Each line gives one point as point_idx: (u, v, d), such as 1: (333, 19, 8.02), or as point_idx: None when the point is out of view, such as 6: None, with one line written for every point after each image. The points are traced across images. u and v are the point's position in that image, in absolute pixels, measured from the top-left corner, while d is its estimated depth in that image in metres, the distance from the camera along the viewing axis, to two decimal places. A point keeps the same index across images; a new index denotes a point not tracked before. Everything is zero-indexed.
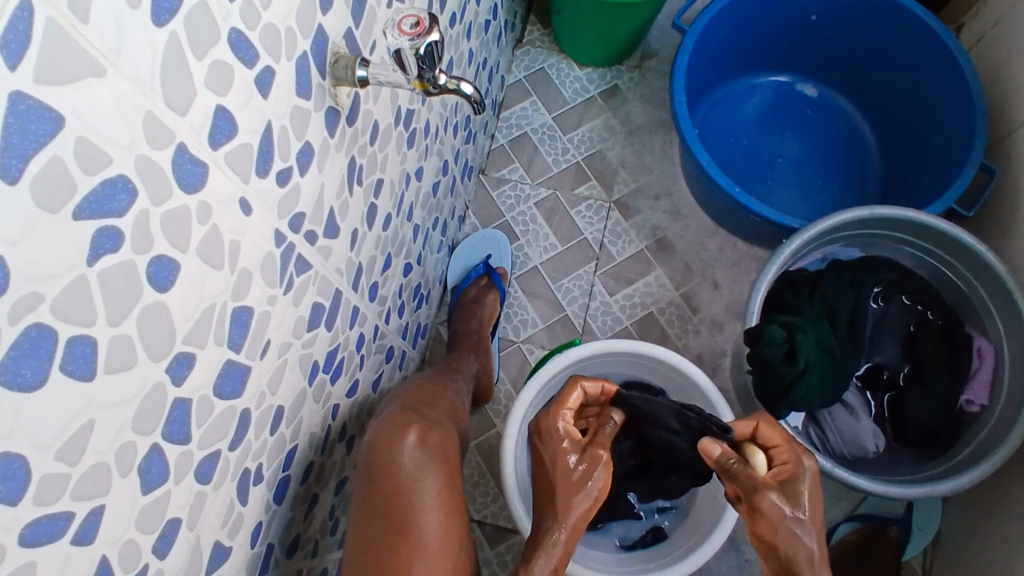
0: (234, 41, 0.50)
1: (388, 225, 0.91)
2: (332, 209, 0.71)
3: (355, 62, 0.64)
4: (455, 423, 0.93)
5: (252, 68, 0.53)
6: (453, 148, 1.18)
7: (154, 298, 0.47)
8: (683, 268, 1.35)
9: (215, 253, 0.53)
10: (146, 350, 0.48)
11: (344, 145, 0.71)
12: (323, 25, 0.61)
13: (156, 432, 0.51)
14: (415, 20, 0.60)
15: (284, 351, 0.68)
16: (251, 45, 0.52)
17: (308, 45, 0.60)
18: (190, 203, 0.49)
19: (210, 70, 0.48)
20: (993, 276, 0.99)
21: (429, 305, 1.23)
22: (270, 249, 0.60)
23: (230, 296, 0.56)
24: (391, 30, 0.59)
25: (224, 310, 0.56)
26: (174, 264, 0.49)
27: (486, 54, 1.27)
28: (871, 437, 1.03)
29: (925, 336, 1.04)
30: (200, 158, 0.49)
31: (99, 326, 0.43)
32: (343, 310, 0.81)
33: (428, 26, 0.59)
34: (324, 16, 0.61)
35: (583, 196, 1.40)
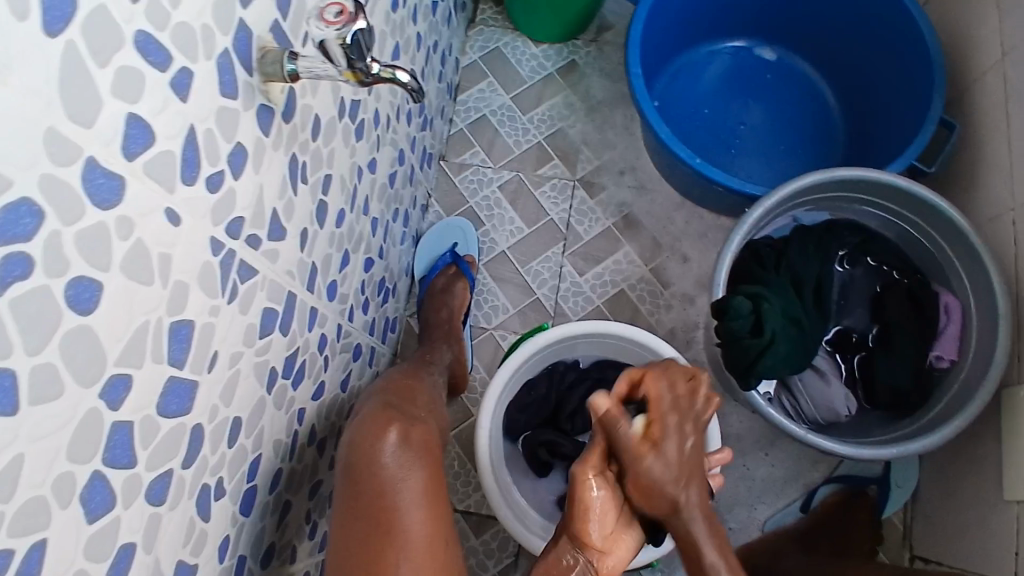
0: (141, 44, 0.47)
1: (342, 222, 0.89)
2: (275, 211, 0.69)
3: (283, 55, 0.61)
4: (438, 416, 0.87)
5: (166, 71, 0.50)
6: (408, 137, 1.15)
7: (77, 322, 0.45)
8: (652, 243, 1.34)
9: (144, 268, 0.51)
10: (73, 376, 0.46)
11: (283, 144, 0.69)
12: (245, 18, 0.58)
13: (95, 458, 0.49)
14: (340, 8, 0.57)
15: (235, 361, 0.66)
16: (163, 47, 0.49)
17: (228, 42, 0.57)
18: (107, 219, 0.46)
19: (118, 77, 0.45)
20: (957, 232, 0.99)
21: (396, 299, 1.21)
22: (206, 258, 0.58)
23: (164, 311, 0.54)
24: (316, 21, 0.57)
25: (159, 327, 0.54)
26: (96, 284, 0.46)
27: (437, 37, 1.24)
28: (842, 401, 1.03)
29: (892, 298, 1.04)
30: (115, 171, 0.47)
31: (17, 357, 0.41)
32: (299, 313, 0.78)
33: (353, 14, 0.57)
34: (245, 9, 0.58)
35: (547, 176, 1.38)
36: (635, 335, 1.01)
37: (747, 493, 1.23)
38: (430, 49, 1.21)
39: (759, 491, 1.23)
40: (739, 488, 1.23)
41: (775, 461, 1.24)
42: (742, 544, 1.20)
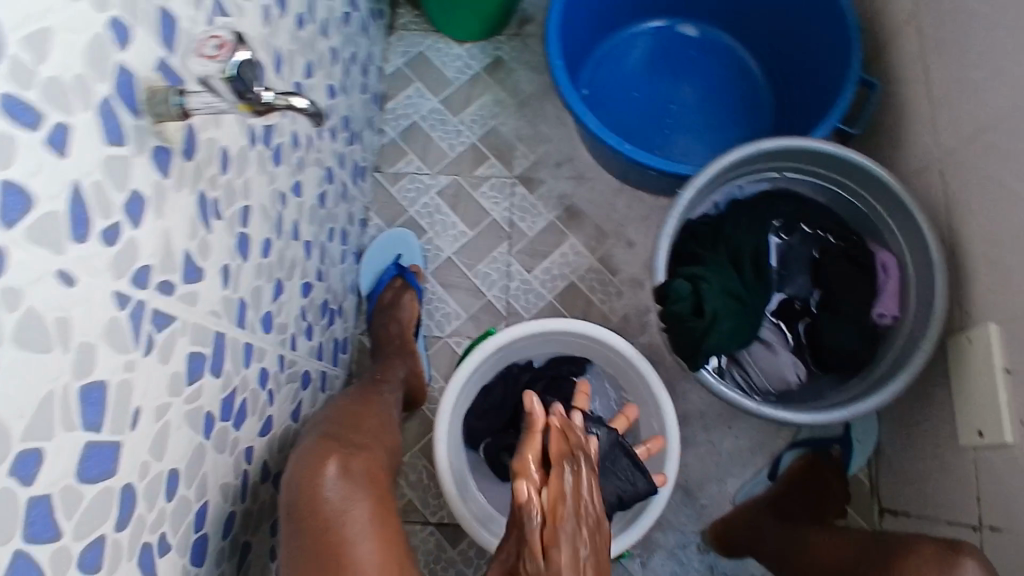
0: (5, 105, 0.44)
1: (270, 251, 0.87)
2: (188, 252, 0.67)
3: (170, 92, 0.59)
4: (386, 441, 0.86)
5: (37, 129, 0.47)
6: (335, 154, 1.13)
7: None
8: (596, 232, 1.34)
9: (39, 337, 0.48)
10: None
11: (187, 183, 0.66)
12: (124, 61, 0.56)
13: (14, 540, 0.47)
14: (219, 42, 0.60)
15: (162, 413, 0.63)
16: (30, 104, 0.46)
17: (108, 87, 0.54)
18: None
19: None
20: (886, 190, 1.00)
21: (344, 318, 1.20)
22: (113, 313, 0.56)
23: (70, 377, 0.51)
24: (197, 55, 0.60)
25: (66, 394, 0.51)
26: None
27: (354, 48, 1.22)
28: (792, 368, 1.05)
29: (830, 262, 1.06)
30: None
31: None
32: (231, 352, 0.76)
33: (231, 47, 0.60)
34: (123, 51, 0.56)
35: (485, 176, 1.37)
36: (583, 329, 1.02)
37: (715, 468, 1.25)
38: (348, 62, 1.19)
39: (727, 465, 1.25)
40: (707, 464, 1.25)
41: (739, 433, 1.26)
42: (715, 518, 1.21)
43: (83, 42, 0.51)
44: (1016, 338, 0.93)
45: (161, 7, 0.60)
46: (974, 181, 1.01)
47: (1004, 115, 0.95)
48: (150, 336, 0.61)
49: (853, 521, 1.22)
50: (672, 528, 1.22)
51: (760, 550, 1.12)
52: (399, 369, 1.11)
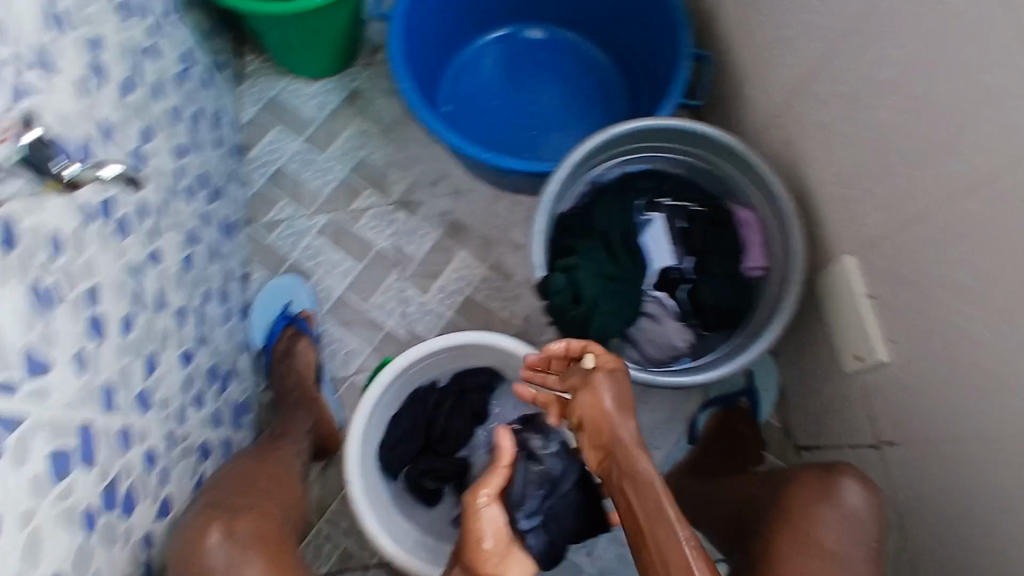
0: None
1: (134, 327, 0.83)
2: (24, 348, 0.63)
3: None
4: (279, 504, 0.92)
5: None
6: (196, 214, 1.10)
7: None
8: (483, 241, 1.34)
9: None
10: None
11: (11, 275, 0.63)
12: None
13: None
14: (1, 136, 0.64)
15: (27, 522, 0.60)
16: None
17: None
18: None
19: None
20: (733, 154, 1.07)
21: (240, 377, 1.16)
22: None
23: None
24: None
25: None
26: None
27: (199, 104, 1.19)
28: (679, 335, 1.09)
29: (697, 230, 1.12)
30: None
31: None
32: (104, 439, 0.73)
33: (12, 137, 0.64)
34: None
35: (362, 208, 1.36)
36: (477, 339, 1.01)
37: None
38: (195, 119, 1.16)
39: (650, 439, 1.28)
40: None
41: (657, 407, 1.30)
42: None
43: None
44: (874, 264, 1.00)
45: None
46: (812, 129, 1.07)
47: (821, 63, 1.02)
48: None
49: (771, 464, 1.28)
50: None
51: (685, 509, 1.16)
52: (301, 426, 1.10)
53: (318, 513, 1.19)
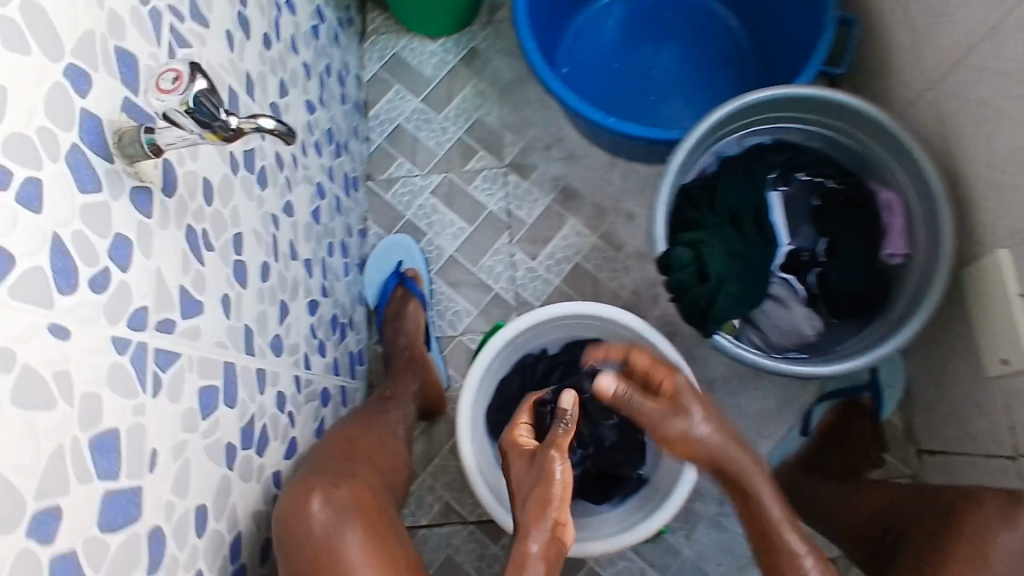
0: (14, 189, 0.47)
1: (268, 277, 0.88)
2: (183, 287, 0.67)
3: (138, 131, 0.58)
4: (385, 440, 0.93)
5: (40, 212, 0.49)
6: (323, 169, 1.14)
7: (36, 553, 0.45)
8: (595, 210, 1.32)
9: (64, 387, 0.49)
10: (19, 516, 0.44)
11: (169, 218, 0.66)
12: (86, 106, 0.56)
13: (90, 527, 0.51)
14: (175, 75, 0.58)
15: (180, 451, 0.63)
16: (37, 187, 0.49)
17: (62, 167, 0.52)
18: (45, 374, 0.48)
19: (23, 276, 0.47)
20: (880, 131, 0.98)
21: (355, 331, 1.20)
22: (114, 357, 0.55)
23: (76, 429, 0.50)
24: (155, 91, 0.58)
25: (77, 446, 0.50)
26: (56, 511, 0.47)
27: (327, 59, 1.21)
28: (807, 322, 0.96)
29: (832, 208, 1.02)
30: (59, 322, 0.50)
31: (60, 496, 0.48)
32: (242, 380, 0.77)
33: (187, 79, 0.57)
34: (85, 99, 0.56)
35: (476, 169, 1.35)
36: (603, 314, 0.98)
37: (748, 433, 1.22)
38: (324, 73, 1.19)
39: (760, 428, 1.22)
40: (737, 432, 1.22)
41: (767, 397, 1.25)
42: None
43: (44, 95, 0.51)
44: None
45: (115, 46, 0.60)
46: (966, 105, 0.97)
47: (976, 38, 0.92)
48: (152, 391, 0.60)
49: (894, 469, 1.18)
50: (716, 504, 1.19)
51: (801, 500, 1.10)
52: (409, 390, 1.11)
53: (423, 464, 1.23)
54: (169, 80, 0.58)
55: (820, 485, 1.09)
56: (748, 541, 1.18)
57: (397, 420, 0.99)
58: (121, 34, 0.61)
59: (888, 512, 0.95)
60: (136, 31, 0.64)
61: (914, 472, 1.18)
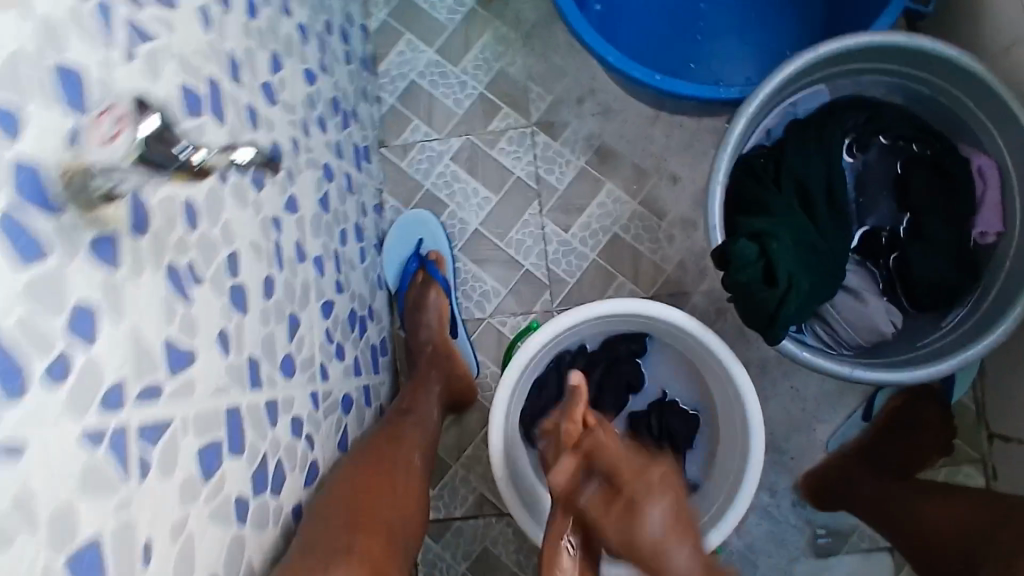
0: None
1: (271, 293, 0.79)
2: (170, 339, 0.60)
3: (86, 173, 0.46)
4: (406, 473, 0.87)
5: None
6: (329, 147, 1.02)
7: None
8: (635, 173, 1.18)
9: (29, 516, 0.42)
10: None
11: (144, 264, 0.58)
12: (19, 153, 0.44)
13: None
14: (115, 116, 0.47)
15: (179, 528, 0.57)
16: None
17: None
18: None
19: None
20: (982, 87, 0.81)
21: (376, 320, 1.12)
22: (86, 456, 0.48)
23: (47, 555, 0.44)
24: (91, 141, 0.47)
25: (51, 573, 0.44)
26: None
27: (327, 14, 1.06)
28: (885, 317, 0.84)
29: (917, 176, 0.86)
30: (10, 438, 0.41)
31: None
32: (248, 420, 0.72)
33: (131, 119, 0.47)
34: (18, 141, 0.44)
35: (500, 130, 1.21)
36: (652, 310, 0.87)
37: (803, 416, 1.12)
38: (325, 30, 1.04)
39: (816, 410, 1.12)
40: (791, 416, 1.12)
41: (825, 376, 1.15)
42: (808, 472, 1.10)
43: None
44: None
45: (54, 63, 0.48)
46: None
47: None
48: (142, 473, 0.53)
49: (962, 453, 1.08)
50: (766, 492, 1.12)
51: (857, 499, 1.03)
52: (432, 390, 1.04)
53: (453, 455, 1.18)
54: (109, 125, 0.46)
55: (886, 486, 1.01)
56: (800, 530, 1.11)
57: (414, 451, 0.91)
58: (61, 45, 0.49)
59: (971, 537, 0.87)
60: (78, 34, 0.50)
61: (983, 456, 1.08)
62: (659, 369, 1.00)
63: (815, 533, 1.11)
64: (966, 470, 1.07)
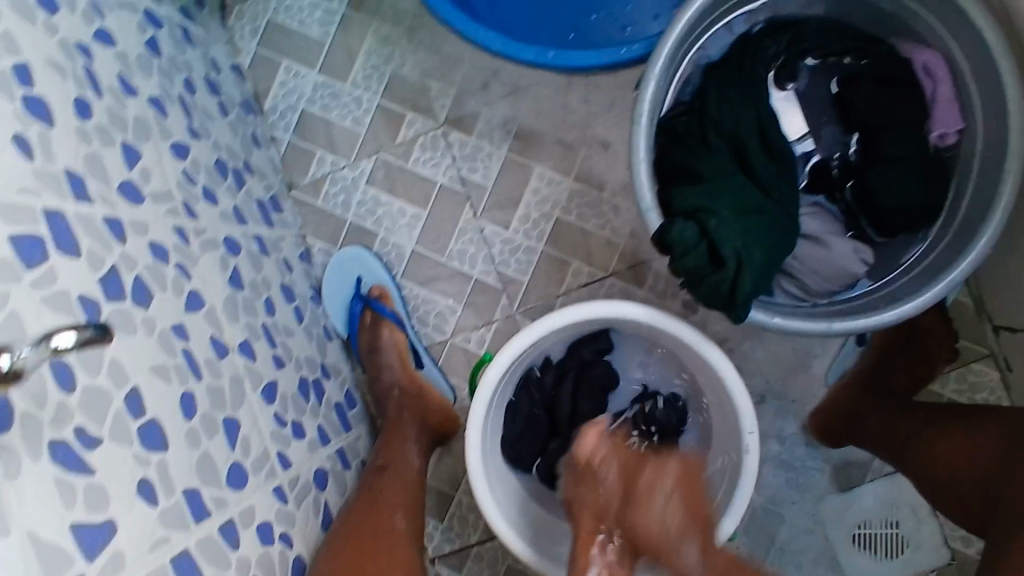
0: None
1: (195, 409, 0.72)
2: (78, 521, 0.54)
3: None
4: (390, 538, 0.81)
5: None
6: (227, 216, 0.94)
7: None
8: (562, 149, 1.09)
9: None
10: None
11: (19, 459, 0.51)
12: None
13: None
14: None
15: None
16: None
17: None
18: None
19: None
20: None
21: (334, 375, 1.05)
22: None
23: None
24: None
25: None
26: None
27: (186, 70, 0.96)
28: (855, 258, 0.78)
29: (859, 90, 0.80)
30: None
31: None
32: (204, 558, 0.65)
33: None
34: None
35: (410, 139, 1.12)
36: (614, 313, 0.82)
37: (796, 356, 1.07)
38: (187, 90, 0.94)
39: (809, 347, 1.07)
40: (785, 359, 1.07)
41: None
42: (814, 411, 1.05)
43: None
44: None
45: None
46: None
47: None
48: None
49: (969, 352, 1.04)
50: (777, 441, 1.07)
51: (869, 436, 0.96)
52: (410, 435, 0.98)
53: (453, 484, 1.13)
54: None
55: (896, 416, 0.94)
56: (820, 470, 1.07)
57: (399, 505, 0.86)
58: None
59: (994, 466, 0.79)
60: None
61: (992, 349, 1.03)
62: (631, 359, 0.95)
63: (835, 469, 1.07)
64: (976, 368, 1.03)
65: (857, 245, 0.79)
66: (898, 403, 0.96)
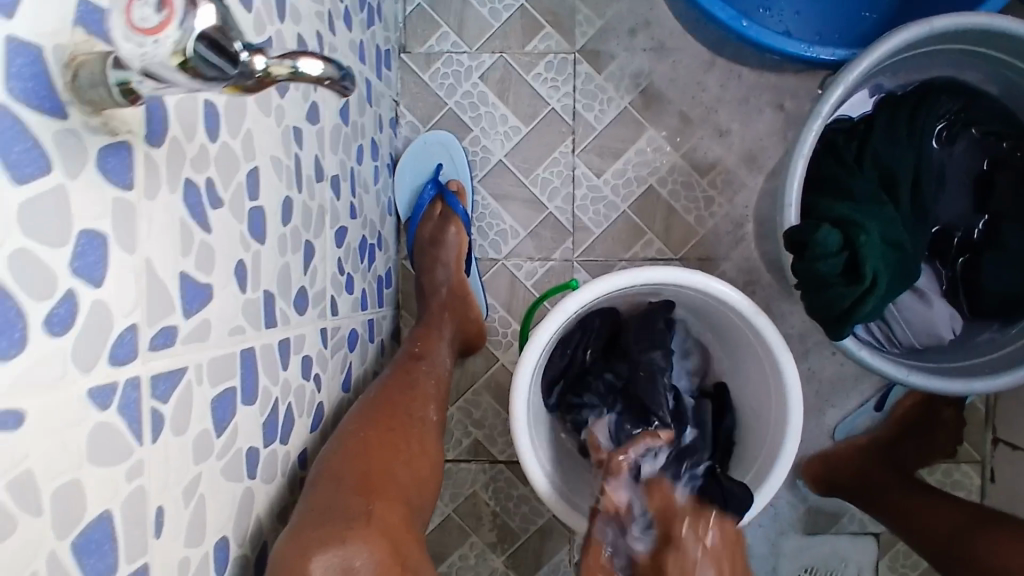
0: None
1: (291, 216, 0.68)
2: (186, 272, 0.49)
3: (162, 72, 0.34)
4: (421, 426, 0.77)
5: None
6: (354, 47, 0.88)
7: None
8: (680, 121, 1.08)
9: (29, 495, 0.35)
10: None
11: (160, 183, 0.46)
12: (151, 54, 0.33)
13: None
14: None
15: (193, 490, 0.51)
16: None
17: None
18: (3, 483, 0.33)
19: None
20: None
21: (384, 249, 1.01)
22: (100, 417, 0.40)
23: (53, 540, 0.37)
24: (117, 16, 0.33)
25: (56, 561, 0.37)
26: None
27: None
28: (947, 322, 0.85)
29: (1002, 178, 0.83)
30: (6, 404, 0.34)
31: None
32: (263, 364, 0.62)
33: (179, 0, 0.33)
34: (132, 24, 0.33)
35: (538, 53, 1.08)
36: (699, 284, 0.80)
37: (814, 399, 1.10)
38: None
39: (829, 395, 1.09)
40: (805, 397, 1.10)
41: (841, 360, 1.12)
42: (813, 454, 1.09)
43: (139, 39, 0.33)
44: None
45: None
46: None
47: None
48: (150, 435, 0.45)
49: (963, 453, 1.08)
50: None
51: (864, 501, 1.01)
52: (447, 335, 0.95)
53: (452, 398, 1.11)
54: (150, 6, 0.33)
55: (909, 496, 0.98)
56: (793, 507, 1.10)
57: (433, 390, 0.84)
58: None
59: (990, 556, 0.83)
60: None
61: (983, 458, 1.08)
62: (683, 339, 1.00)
63: (807, 511, 1.10)
64: (963, 468, 1.08)
65: (952, 311, 0.86)
66: (917, 486, 0.98)
